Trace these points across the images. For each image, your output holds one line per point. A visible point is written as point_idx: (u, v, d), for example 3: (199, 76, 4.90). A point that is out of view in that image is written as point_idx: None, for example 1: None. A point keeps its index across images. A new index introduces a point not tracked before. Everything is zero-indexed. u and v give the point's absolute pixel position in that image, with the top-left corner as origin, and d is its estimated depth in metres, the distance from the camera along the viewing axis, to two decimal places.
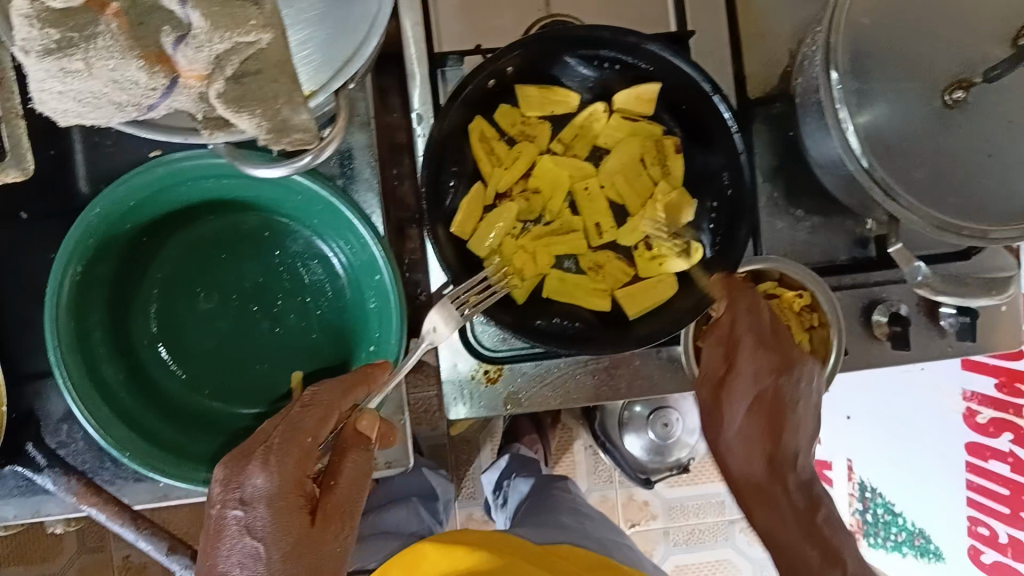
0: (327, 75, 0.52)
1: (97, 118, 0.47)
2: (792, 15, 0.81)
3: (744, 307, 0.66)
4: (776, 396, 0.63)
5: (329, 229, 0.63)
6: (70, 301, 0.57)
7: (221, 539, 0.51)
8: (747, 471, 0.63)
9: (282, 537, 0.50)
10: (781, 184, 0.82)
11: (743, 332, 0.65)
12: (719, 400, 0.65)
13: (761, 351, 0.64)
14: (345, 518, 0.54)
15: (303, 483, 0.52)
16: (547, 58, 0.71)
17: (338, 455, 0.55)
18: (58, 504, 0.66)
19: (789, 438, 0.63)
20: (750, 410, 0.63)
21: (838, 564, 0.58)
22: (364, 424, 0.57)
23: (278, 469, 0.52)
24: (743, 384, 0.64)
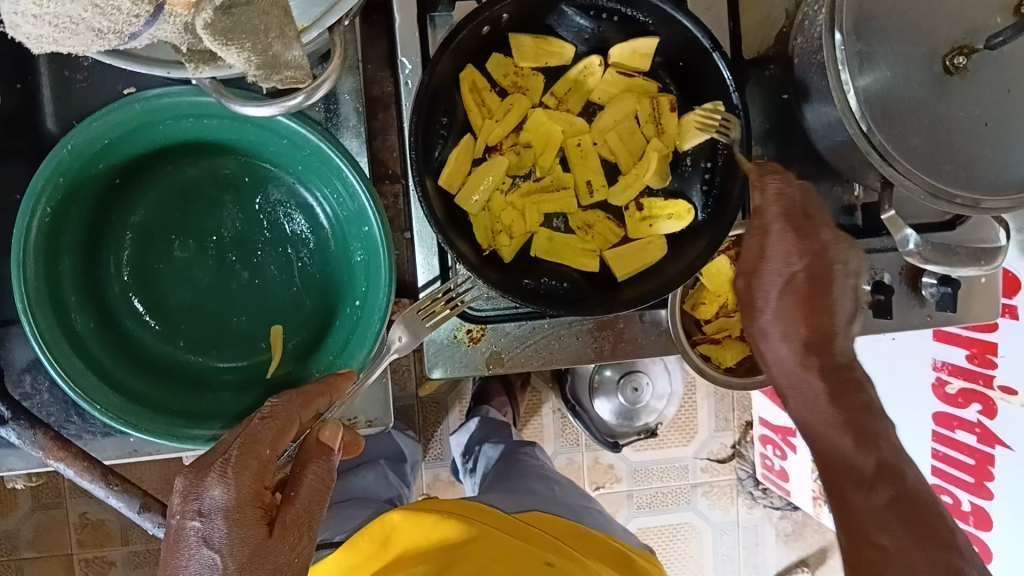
0: (321, 10, 0.50)
1: (74, 45, 0.43)
2: None
3: (777, 193, 0.65)
4: (812, 273, 0.65)
5: (314, 176, 0.60)
6: (39, 244, 0.53)
7: (179, 551, 0.49)
8: (782, 361, 0.65)
9: (237, 550, 0.48)
10: (772, 147, 0.81)
11: (776, 217, 0.64)
12: (751, 287, 0.65)
13: (793, 240, 0.64)
14: (304, 529, 0.51)
15: (260, 493, 0.49)
16: (544, 6, 0.68)
17: (297, 468, 0.52)
18: (22, 459, 0.63)
19: (826, 320, 0.65)
20: (784, 296, 0.64)
21: (872, 448, 0.63)
22: (328, 434, 0.53)
23: (237, 479, 0.49)
24: (772, 271, 0.65)
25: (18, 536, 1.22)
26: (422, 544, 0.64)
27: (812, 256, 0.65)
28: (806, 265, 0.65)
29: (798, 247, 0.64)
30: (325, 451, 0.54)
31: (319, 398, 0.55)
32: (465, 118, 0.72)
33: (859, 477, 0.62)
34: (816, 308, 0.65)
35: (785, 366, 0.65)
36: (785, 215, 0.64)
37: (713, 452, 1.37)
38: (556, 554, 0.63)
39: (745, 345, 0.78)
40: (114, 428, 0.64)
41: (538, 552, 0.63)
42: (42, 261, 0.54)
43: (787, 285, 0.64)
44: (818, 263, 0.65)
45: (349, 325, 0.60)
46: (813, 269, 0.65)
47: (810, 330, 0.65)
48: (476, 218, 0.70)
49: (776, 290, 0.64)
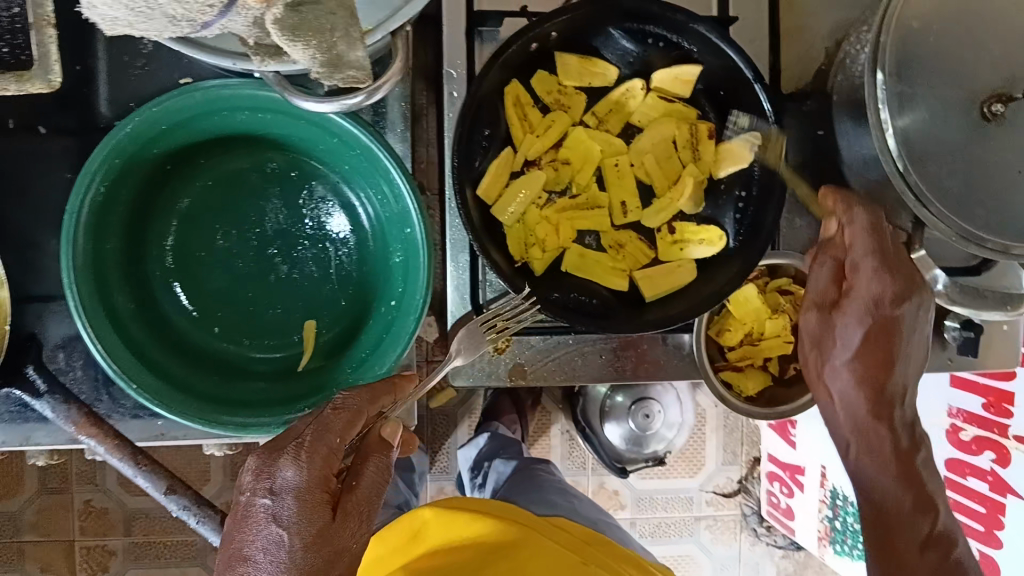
0: (385, 14, 0.51)
1: (147, 29, 0.45)
2: (831, 17, 0.82)
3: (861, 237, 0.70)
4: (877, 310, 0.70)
5: (359, 176, 0.61)
6: (90, 221, 0.54)
7: (248, 525, 0.51)
8: (852, 402, 0.71)
9: (303, 530, 0.50)
10: (805, 181, 0.82)
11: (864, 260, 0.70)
12: (832, 320, 0.71)
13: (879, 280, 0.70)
14: (365, 518, 0.53)
15: (328, 480, 0.52)
16: (592, 27, 0.70)
17: (360, 459, 0.54)
18: (50, 434, 0.63)
19: (900, 369, 0.71)
20: (863, 338, 0.70)
21: (930, 515, 0.69)
22: (388, 432, 0.55)
23: (309, 463, 0.51)
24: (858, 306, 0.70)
25: (22, 518, 1.22)
26: (451, 541, 0.65)
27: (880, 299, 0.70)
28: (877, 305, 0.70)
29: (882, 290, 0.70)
30: (384, 448, 0.55)
31: (385, 394, 0.57)
32: (506, 131, 0.72)
33: (914, 539, 0.67)
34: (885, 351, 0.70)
35: (855, 410, 0.71)
36: (874, 257, 0.70)
37: (718, 486, 1.37)
38: (590, 561, 0.64)
39: (766, 376, 0.79)
40: (143, 411, 0.64)
41: (574, 560, 0.63)
42: (91, 239, 0.55)
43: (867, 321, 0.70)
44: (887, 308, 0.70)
45: (383, 324, 0.61)
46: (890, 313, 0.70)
47: (875, 370, 0.70)
48: (511, 229, 0.71)
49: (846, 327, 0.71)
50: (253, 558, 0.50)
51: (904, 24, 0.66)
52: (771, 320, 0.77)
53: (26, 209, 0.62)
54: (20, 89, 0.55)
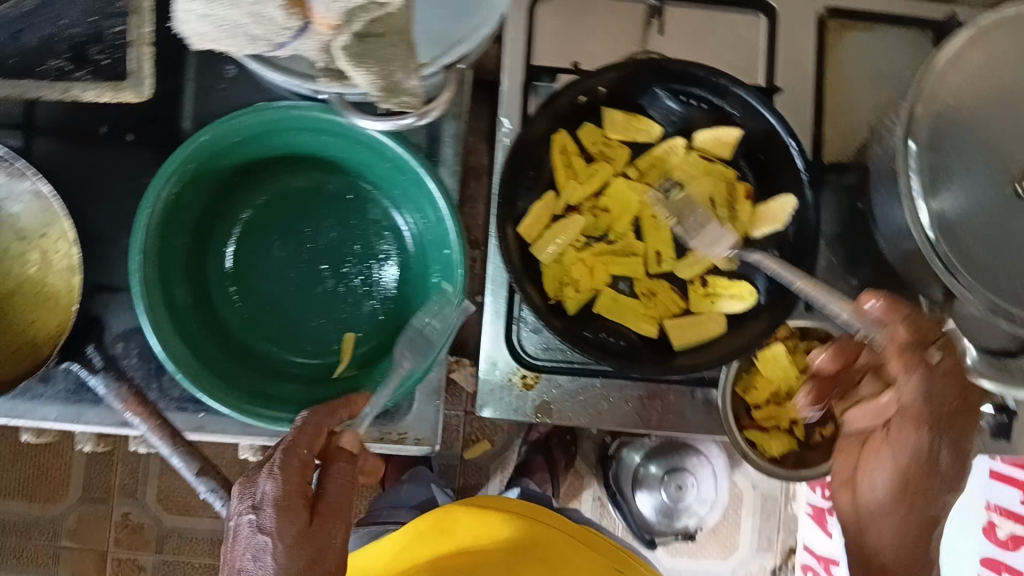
0: (441, 51, 0.56)
1: (230, 45, 0.51)
2: (874, 97, 0.85)
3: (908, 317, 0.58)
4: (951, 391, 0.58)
5: (408, 200, 0.66)
6: (160, 216, 0.60)
7: (239, 540, 0.52)
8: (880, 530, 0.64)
9: (285, 534, 0.50)
10: (842, 251, 0.83)
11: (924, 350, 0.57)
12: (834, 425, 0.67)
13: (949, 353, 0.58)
14: (343, 520, 0.54)
15: (303, 487, 0.53)
16: (637, 87, 0.74)
17: (326, 466, 0.55)
18: (99, 415, 0.69)
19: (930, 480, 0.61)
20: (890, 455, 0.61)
21: None
22: (347, 441, 0.58)
23: (284, 475, 0.52)
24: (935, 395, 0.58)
25: (62, 524, 1.22)
26: (481, 544, 0.70)
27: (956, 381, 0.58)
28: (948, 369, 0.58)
29: (948, 374, 0.58)
30: (347, 457, 0.57)
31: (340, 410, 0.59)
32: (551, 177, 0.77)
33: None
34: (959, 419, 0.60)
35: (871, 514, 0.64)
36: (916, 338, 0.57)
37: (750, 572, 1.33)
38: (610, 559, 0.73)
39: (791, 439, 0.79)
40: (188, 403, 0.68)
41: (603, 560, 0.72)
42: (159, 234, 0.60)
43: (920, 403, 0.58)
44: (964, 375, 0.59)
45: (415, 339, 0.65)
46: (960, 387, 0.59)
47: (942, 468, 0.61)
48: (547, 268, 0.75)
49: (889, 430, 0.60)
50: (247, 572, 0.50)
51: (938, 101, 0.69)
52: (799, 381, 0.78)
53: (106, 209, 0.68)
54: (115, 96, 0.66)
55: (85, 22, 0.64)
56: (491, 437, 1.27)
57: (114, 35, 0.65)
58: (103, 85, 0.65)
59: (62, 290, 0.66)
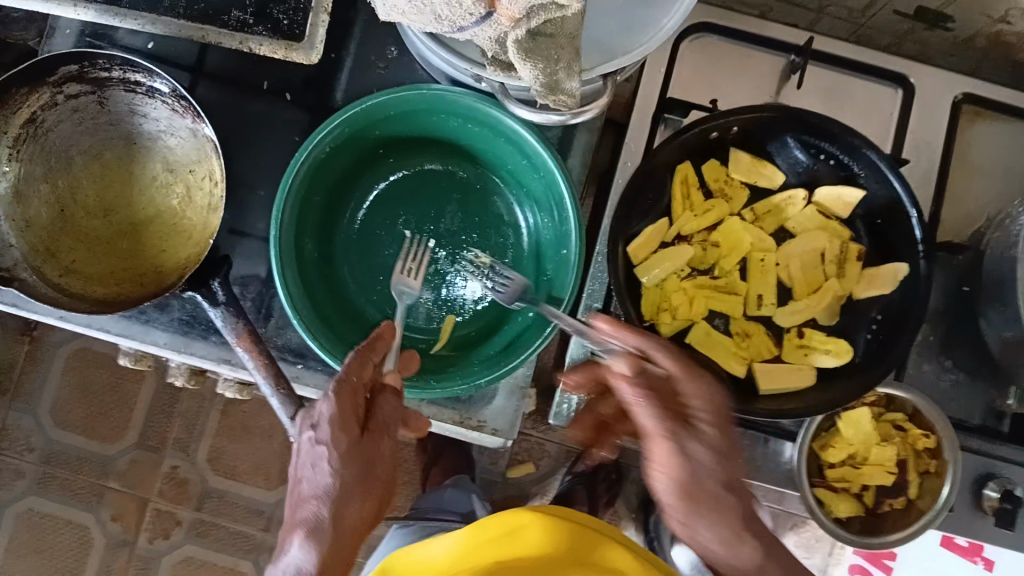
0: (600, 61, 0.59)
1: (414, 20, 0.55)
2: (994, 187, 0.85)
3: (695, 388, 0.57)
4: (737, 473, 0.57)
5: (535, 197, 0.68)
6: (308, 169, 0.63)
7: (300, 457, 0.56)
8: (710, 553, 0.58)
9: (337, 442, 0.55)
10: (940, 331, 0.83)
11: (703, 409, 0.57)
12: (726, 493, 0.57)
13: (727, 429, 0.58)
14: (391, 436, 0.58)
15: (356, 407, 0.56)
16: (769, 133, 0.76)
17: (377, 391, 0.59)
18: (207, 348, 0.72)
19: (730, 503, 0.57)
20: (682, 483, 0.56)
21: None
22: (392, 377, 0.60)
23: (339, 395, 0.56)
24: (689, 462, 0.56)
25: (114, 465, 1.20)
26: None
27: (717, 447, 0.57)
28: (730, 460, 0.57)
29: (722, 451, 0.57)
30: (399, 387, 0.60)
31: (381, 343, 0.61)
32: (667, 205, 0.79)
33: None
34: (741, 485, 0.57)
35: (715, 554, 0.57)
36: (714, 418, 0.57)
37: None
38: None
39: (858, 505, 0.79)
40: (288, 354, 0.71)
41: None
42: (302, 186, 0.63)
43: (709, 470, 0.56)
44: (736, 456, 0.58)
45: (517, 330, 0.67)
46: (734, 460, 0.57)
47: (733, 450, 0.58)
48: (649, 290, 0.76)
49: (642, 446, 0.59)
50: (305, 474, 0.55)
51: None
52: (878, 447, 0.78)
53: (253, 157, 0.72)
54: (286, 55, 0.68)
55: None
56: (538, 460, 1.25)
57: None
58: (278, 41, 0.67)
59: (197, 224, 0.70)
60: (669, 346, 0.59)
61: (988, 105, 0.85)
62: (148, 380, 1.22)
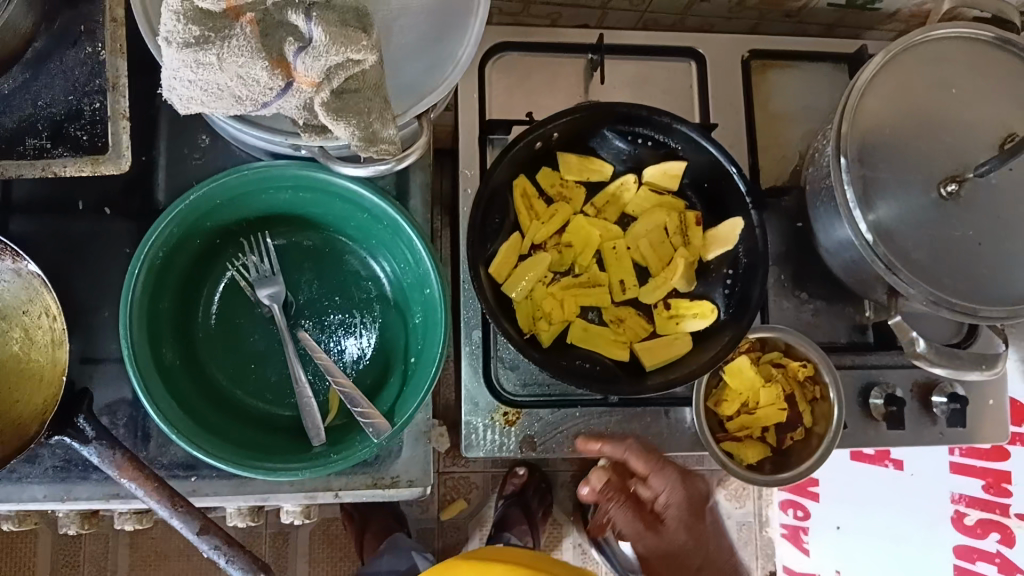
0: (412, 102, 0.60)
1: (215, 107, 0.55)
2: (800, 126, 0.92)
3: (661, 482, 0.78)
4: (711, 556, 0.79)
5: (386, 247, 0.69)
6: (147, 280, 0.62)
7: None
8: None
9: None
10: (790, 268, 0.89)
11: (669, 504, 0.79)
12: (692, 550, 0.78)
13: (683, 519, 0.79)
14: None
15: None
16: (587, 130, 0.80)
17: None
18: (90, 489, 0.68)
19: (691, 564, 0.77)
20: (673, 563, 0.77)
21: None
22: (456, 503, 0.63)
23: None
24: (661, 541, 0.77)
25: None
26: None
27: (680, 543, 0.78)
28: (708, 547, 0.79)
29: (682, 536, 0.78)
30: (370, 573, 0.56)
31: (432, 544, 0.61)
32: (515, 220, 0.81)
33: None
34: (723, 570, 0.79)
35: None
36: (678, 506, 0.79)
37: None
38: None
39: (765, 446, 0.84)
40: (179, 470, 0.69)
41: None
42: (144, 300, 0.62)
43: (688, 554, 0.78)
44: (707, 545, 0.79)
45: (401, 379, 0.68)
46: (711, 553, 0.79)
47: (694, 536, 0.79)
48: (520, 304, 0.78)
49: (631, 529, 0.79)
50: None
51: (864, 118, 0.76)
52: (765, 389, 0.82)
53: (89, 283, 0.69)
54: (94, 170, 0.65)
55: (63, 101, 0.65)
56: (468, 494, 1.25)
57: (92, 111, 0.66)
58: (82, 159, 0.65)
59: (46, 363, 0.66)
60: (637, 451, 0.77)
61: (772, 55, 0.92)
62: (41, 537, 1.15)
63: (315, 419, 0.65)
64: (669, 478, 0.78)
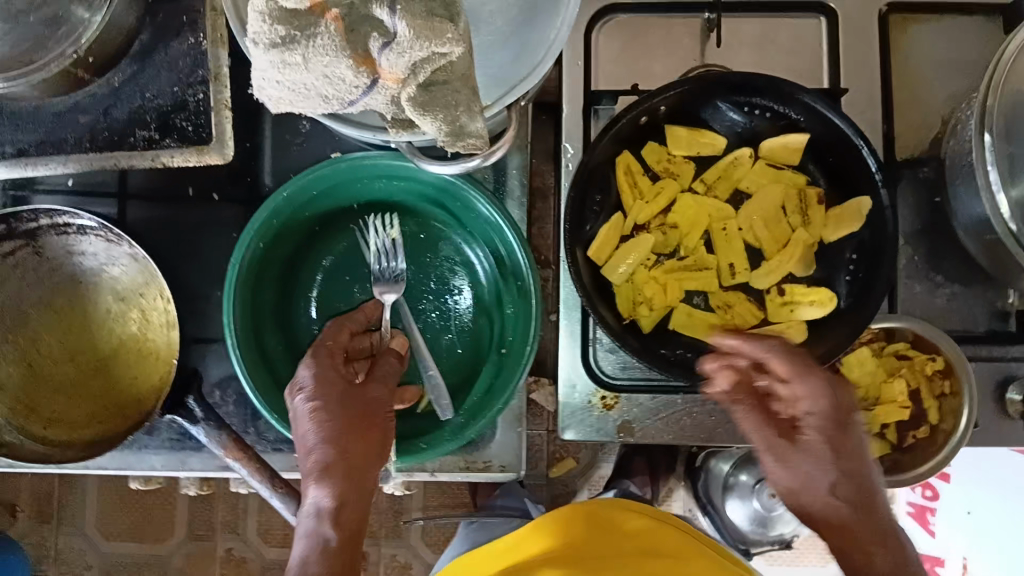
0: (501, 91, 0.58)
1: (305, 106, 0.54)
2: (944, 86, 0.83)
3: (787, 392, 0.60)
4: (857, 487, 0.59)
5: (480, 235, 0.71)
6: (250, 271, 0.66)
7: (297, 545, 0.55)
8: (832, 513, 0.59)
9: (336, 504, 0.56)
10: (923, 248, 0.82)
11: (810, 414, 0.59)
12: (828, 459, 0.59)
13: (827, 429, 0.59)
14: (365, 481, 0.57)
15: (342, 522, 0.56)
16: (699, 101, 0.74)
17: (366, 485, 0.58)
18: (203, 461, 0.75)
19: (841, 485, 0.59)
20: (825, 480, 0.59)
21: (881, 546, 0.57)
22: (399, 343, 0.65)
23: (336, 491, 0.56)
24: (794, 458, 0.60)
25: None
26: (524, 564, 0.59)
27: (370, 403, 0.59)
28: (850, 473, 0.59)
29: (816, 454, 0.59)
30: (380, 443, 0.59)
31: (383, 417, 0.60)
32: (618, 198, 0.77)
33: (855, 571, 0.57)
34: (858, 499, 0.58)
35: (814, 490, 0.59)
36: (819, 420, 0.59)
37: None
38: None
39: (882, 444, 0.78)
40: (283, 445, 0.74)
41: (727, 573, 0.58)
42: (248, 289, 0.66)
43: (820, 480, 0.59)
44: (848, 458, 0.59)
45: (495, 368, 0.70)
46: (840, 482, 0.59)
47: (842, 444, 0.59)
48: (620, 288, 0.75)
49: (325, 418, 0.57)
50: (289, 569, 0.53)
51: (1015, 87, 0.67)
52: (888, 383, 0.77)
53: (196, 267, 0.76)
54: (199, 159, 0.71)
55: (168, 93, 0.71)
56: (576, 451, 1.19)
57: (196, 102, 0.71)
58: (188, 149, 0.71)
59: (163, 343, 0.73)
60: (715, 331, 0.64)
61: (916, 8, 0.83)
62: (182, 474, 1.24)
63: (444, 396, 0.68)
64: (816, 383, 0.59)
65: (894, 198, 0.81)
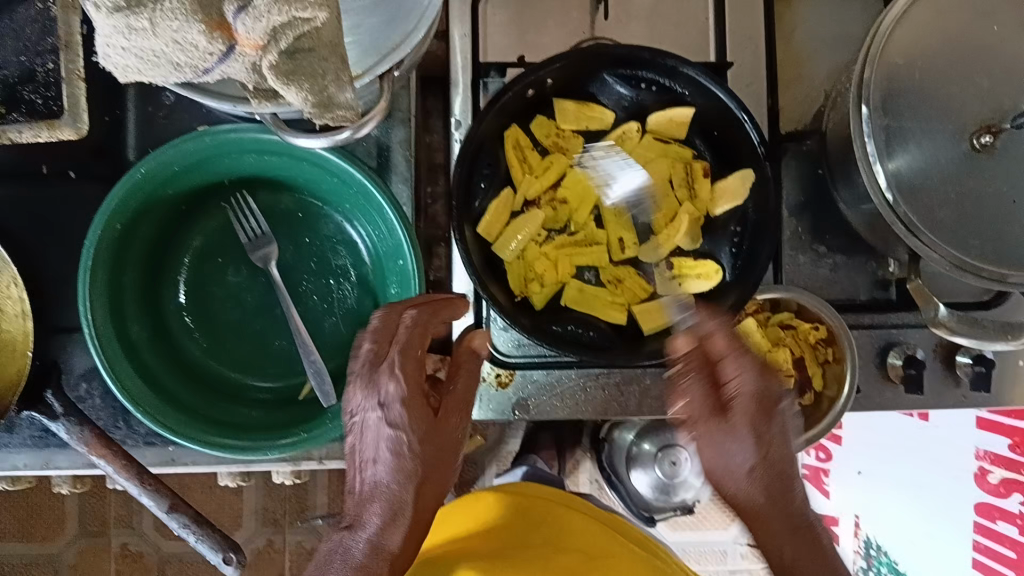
0: (374, 59, 0.55)
1: (154, 75, 0.50)
2: (827, 59, 0.84)
3: (732, 370, 0.58)
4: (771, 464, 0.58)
5: (359, 213, 0.70)
6: (107, 253, 0.63)
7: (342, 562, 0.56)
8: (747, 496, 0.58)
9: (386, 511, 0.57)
10: (807, 219, 0.83)
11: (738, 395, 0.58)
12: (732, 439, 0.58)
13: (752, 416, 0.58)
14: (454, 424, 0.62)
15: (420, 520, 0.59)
16: (584, 75, 0.73)
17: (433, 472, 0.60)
18: (69, 458, 0.71)
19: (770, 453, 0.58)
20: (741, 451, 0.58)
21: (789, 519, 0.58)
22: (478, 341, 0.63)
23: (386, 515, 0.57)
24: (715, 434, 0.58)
25: (61, 561, 1.21)
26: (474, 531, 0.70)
27: (447, 443, 0.60)
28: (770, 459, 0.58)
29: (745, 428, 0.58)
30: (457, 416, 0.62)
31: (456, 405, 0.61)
32: (507, 172, 0.76)
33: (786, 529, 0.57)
34: (781, 493, 0.58)
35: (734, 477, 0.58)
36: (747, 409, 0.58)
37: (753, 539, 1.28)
38: None
39: None
40: (155, 438, 0.71)
41: None
42: (106, 272, 0.63)
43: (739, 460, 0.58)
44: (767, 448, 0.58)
45: None
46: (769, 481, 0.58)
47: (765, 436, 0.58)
48: (511, 266, 0.74)
49: (402, 443, 0.57)
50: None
51: (888, 59, 0.69)
52: (772, 352, 0.78)
53: (57, 250, 0.72)
54: (50, 135, 0.65)
55: (14, 63, 0.66)
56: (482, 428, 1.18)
57: (45, 72, 0.66)
58: (38, 124, 0.65)
59: (19, 334, 0.67)
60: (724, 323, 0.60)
61: None
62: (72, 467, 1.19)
63: (325, 379, 0.66)
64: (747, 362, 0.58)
65: (779, 171, 0.82)
